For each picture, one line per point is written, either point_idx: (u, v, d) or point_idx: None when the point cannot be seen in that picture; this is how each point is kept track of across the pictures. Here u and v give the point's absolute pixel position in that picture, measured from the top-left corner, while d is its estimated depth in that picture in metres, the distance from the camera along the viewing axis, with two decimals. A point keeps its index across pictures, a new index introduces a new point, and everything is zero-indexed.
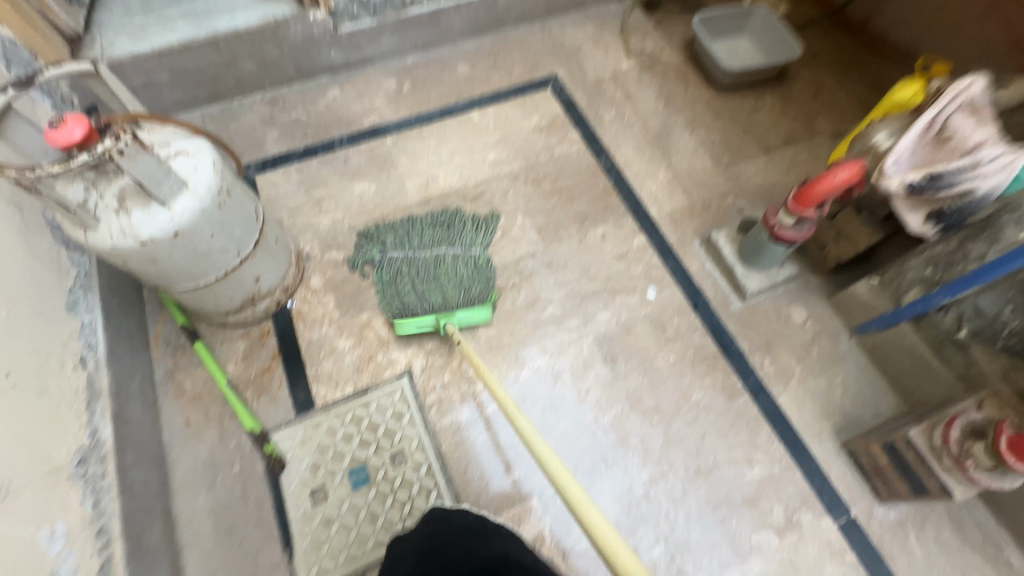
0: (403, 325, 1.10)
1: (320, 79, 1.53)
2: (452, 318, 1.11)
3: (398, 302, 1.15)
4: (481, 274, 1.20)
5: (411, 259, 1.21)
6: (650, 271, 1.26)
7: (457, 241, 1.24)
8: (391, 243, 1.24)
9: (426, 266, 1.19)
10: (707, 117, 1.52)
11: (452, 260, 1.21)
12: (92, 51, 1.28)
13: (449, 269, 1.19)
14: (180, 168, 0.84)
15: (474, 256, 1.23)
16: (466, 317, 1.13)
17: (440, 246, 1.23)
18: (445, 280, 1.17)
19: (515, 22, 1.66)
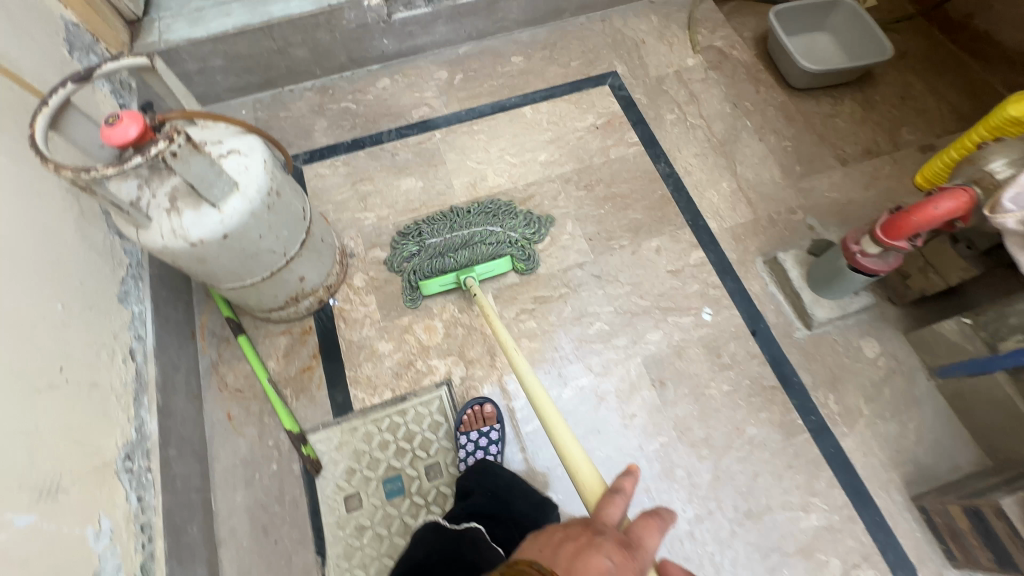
0: (428, 282, 1.12)
1: (371, 67, 1.49)
2: (473, 273, 1.13)
3: (426, 267, 1.17)
4: (514, 247, 1.19)
5: (448, 242, 1.20)
6: (706, 290, 1.18)
7: (499, 222, 1.22)
8: (429, 229, 1.22)
9: (461, 240, 1.20)
10: (779, 122, 1.40)
11: (488, 237, 1.20)
12: (149, 35, 1.28)
13: (482, 240, 1.19)
14: (232, 167, 0.81)
15: (511, 237, 1.21)
16: (487, 270, 1.14)
17: (479, 227, 1.22)
18: (476, 248, 1.18)
19: (575, 12, 1.57)
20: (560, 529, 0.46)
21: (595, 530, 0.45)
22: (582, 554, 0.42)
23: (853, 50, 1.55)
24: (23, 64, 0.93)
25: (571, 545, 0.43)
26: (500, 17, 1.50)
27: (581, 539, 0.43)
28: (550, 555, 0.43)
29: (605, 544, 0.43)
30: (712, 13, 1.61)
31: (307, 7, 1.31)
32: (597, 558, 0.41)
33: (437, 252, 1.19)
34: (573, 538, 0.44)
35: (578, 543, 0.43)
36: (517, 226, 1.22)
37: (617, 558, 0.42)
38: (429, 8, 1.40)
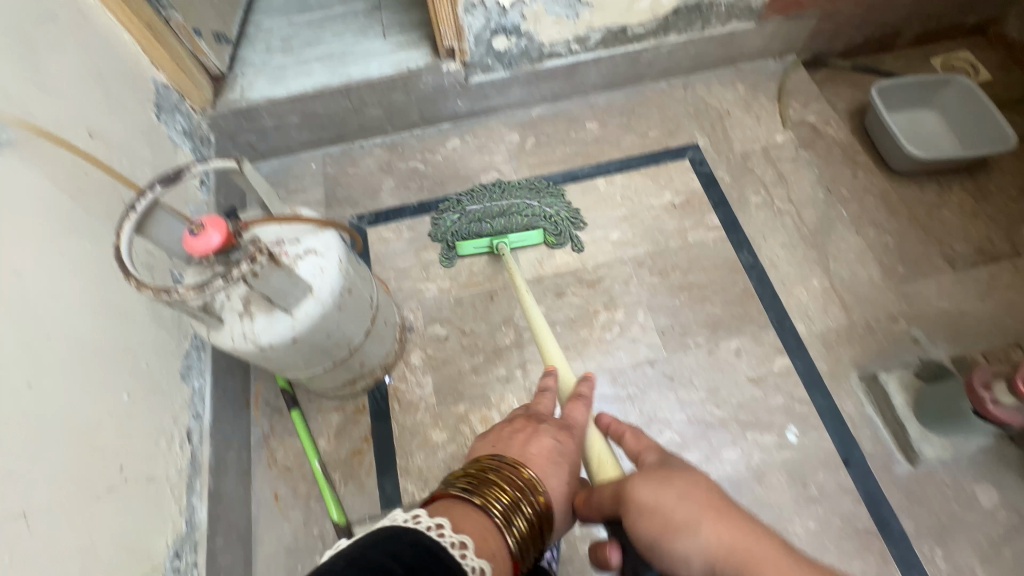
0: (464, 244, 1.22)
1: (442, 126, 1.46)
2: (506, 240, 1.22)
3: (463, 230, 1.25)
4: (547, 219, 1.25)
5: (486, 209, 1.26)
6: (792, 405, 1.07)
7: (537, 196, 1.28)
8: (469, 196, 1.29)
9: (498, 207, 1.26)
10: (879, 213, 1.28)
11: (525, 210, 1.25)
12: (232, 92, 1.29)
13: (519, 208, 1.25)
14: (308, 269, 0.78)
15: (546, 211, 1.26)
16: (519, 239, 1.22)
17: (518, 197, 1.28)
18: (511, 216, 1.24)
19: (656, 77, 1.49)
20: (506, 426, 0.67)
21: (539, 421, 0.67)
22: (532, 438, 0.64)
23: (962, 133, 1.41)
24: (115, 136, 0.94)
25: (522, 435, 0.64)
26: (578, 80, 1.44)
27: (527, 428, 0.65)
28: (505, 444, 0.63)
29: (548, 428, 0.65)
30: (806, 84, 1.50)
31: (386, 71, 1.30)
32: (541, 438, 0.64)
33: (474, 219, 1.25)
34: (519, 429, 0.65)
35: (526, 432, 0.65)
36: (555, 203, 1.27)
37: (556, 434, 0.65)
38: (507, 73, 1.36)
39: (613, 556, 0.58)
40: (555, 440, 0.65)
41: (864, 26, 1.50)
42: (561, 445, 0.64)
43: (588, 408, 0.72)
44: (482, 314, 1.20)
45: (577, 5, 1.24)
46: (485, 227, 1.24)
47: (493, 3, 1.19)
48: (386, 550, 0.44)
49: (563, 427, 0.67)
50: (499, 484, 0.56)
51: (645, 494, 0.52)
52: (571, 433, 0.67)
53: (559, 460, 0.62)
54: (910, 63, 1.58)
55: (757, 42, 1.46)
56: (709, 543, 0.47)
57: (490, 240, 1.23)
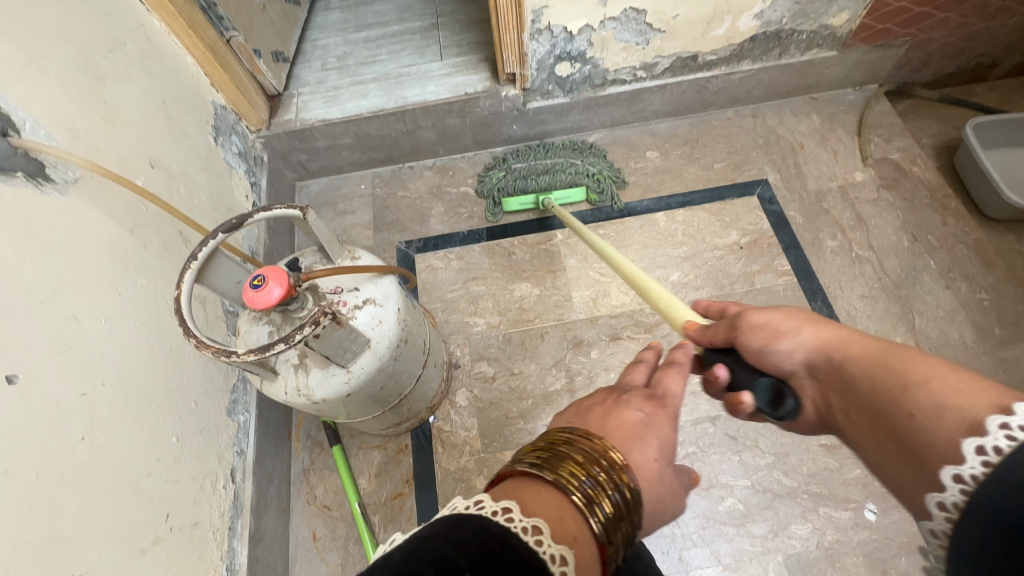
0: (510, 201, 1.29)
1: (494, 149, 1.41)
2: (551, 198, 1.28)
3: (510, 186, 1.32)
4: (589, 174, 1.32)
5: (531, 166, 1.34)
6: (870, 480, 0.97)
7: (581, 156, 1.34)
8: (514, 154, 1.36)
9: (543, 164, 1.34)
10: (973, 266, 1.16)
11: (569, 168, 1.32)
12: (286, 112, 1.28)
13: (562, 167, 1.33)
14: (365, 320, 0.73)
15: (589, 170, 1.32)
16: (563, 196, 1.30)
17: (562, 156, 1.35)
18: (555, 173, 1.32)
19: (723, 105, 1.40)
20: (584, 401, 0.54)
21: (620, 393, 0.54)
22: (612, 412, 0.51)
23: None
24: (175, 163, 0.93)
25: (599, 409, 0.52)
26: (640, 107, 1.36)
27: (607, 400, 0.53)
28: (583, 419, 0.51)
29: (631, 399, 0.52)
30: (889, 117, 1.38)
31: (443, 94, 1.26)
32: (625, 411, 0.51)
33: (520, 175, 1.33)
34: (598, 403, 0.52)
35: (606, 404, 0.52)
36: (598, 162, 1.33)
37: (641, 406, 0.52)
38: (567, 98, 1.30)
39: (721, 370, 0.56)
40: (641, 415, 0.51)
41: (958, 56, 1.37)
42: (649, 417, 0.50)
43: (684, 376, 0.57)
44: (532, 354, 1.14)
45: (649, 31, 1.16)
46: (530, 184, 1.32)
47: (560, 29, 1.12)
48: (450, 539, 0.35)
49: (652, 397, 0.53)
50: (575, 459, 0.44)
51: (756, 315, 0.58)
52: (663, 404, 0.53)
53: (645, 435, 0.49)
54: (1007, 97, 1.44)
55: (837, 72, 1.36)
56: (811, 340, 0.54)
57: (536, 197, 1.30)
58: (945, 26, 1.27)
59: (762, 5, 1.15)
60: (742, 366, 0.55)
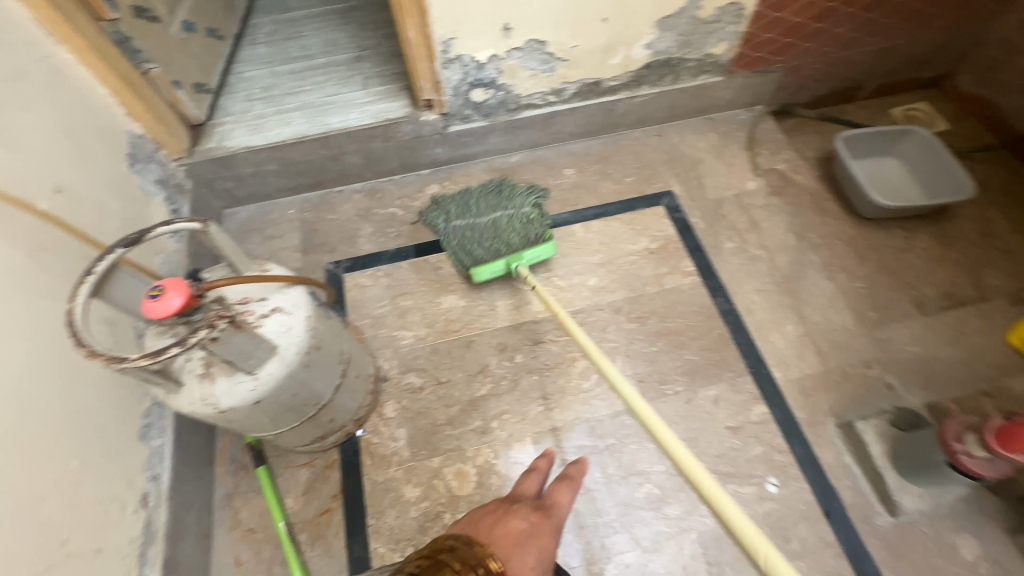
0: (480, 270, 1.19)
1: (421, 172, 1.48)
2: (523, 260, 1.19)
3: (470, 257, 1.26)
4: (539, 223, 1.30)
5: (473, 225, 1.31)
6: (771, 455, 1.05)
7: (509, 204, 1.33)
8: (454, 213, 1.34)
9: (487, 225, 1.30)
10: (849, 259, 1.31)
11: (509, 218, 1.31)
12: (209, 140, 1.30)
13: (508, 226, 1.30)
14: (273, 328, 0.76)
15: (525, 215, 1.32)
16: (534, 255, 1.20)
17: (496, 210, 1.33)
18: (510, 235, 1.27)
19: (631, 125, 1.54)
20: (480, 510, 0.66)
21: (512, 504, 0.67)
22: (502, 520, 0.63)
23: (923, 180, 1.47)
24: (83, 189, 0.93)
25: (491, 517, 0.64)
26: (555, 129, 1.47)
27: (498, 509, 0.65)
28: (476, 527, 0.63)
29: (520, 509, 0.65)
30: (774, 133, 1.55)
31: (366, 120, 1.32)
32: (513, 520, 0.63)
33: (470, 237, 1.29)
34: (493, 512, 0.65)
35: (498, 514, 0.65)
36: (524, 201, 1.35)
37: (528, 516, 0.64)
38: (485, 122, 1.39)
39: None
40: (526, 523, 0.64)
41: (827, 80, 1.57)
42: (531, 526, 0.63)
43: (572, 490, 0.72)
44: (458, 363, 1.18)
45: (552, 60, 1.27)
46: (492, 253, 1.25)
47: (470, 59, 1.21)
48: None
49: (538, 509, 0.67)
50: (452, 566, 0.51)
51: None
52: (547, 513, 0.66)
53: (526, 543, 0.61)
54: (871, 114, 1.65)
55: (727, 94, 1.52)
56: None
57: (506, 261, 1.20)
58: (811, 54, 1.46)
59: (650, 37, 1.29)
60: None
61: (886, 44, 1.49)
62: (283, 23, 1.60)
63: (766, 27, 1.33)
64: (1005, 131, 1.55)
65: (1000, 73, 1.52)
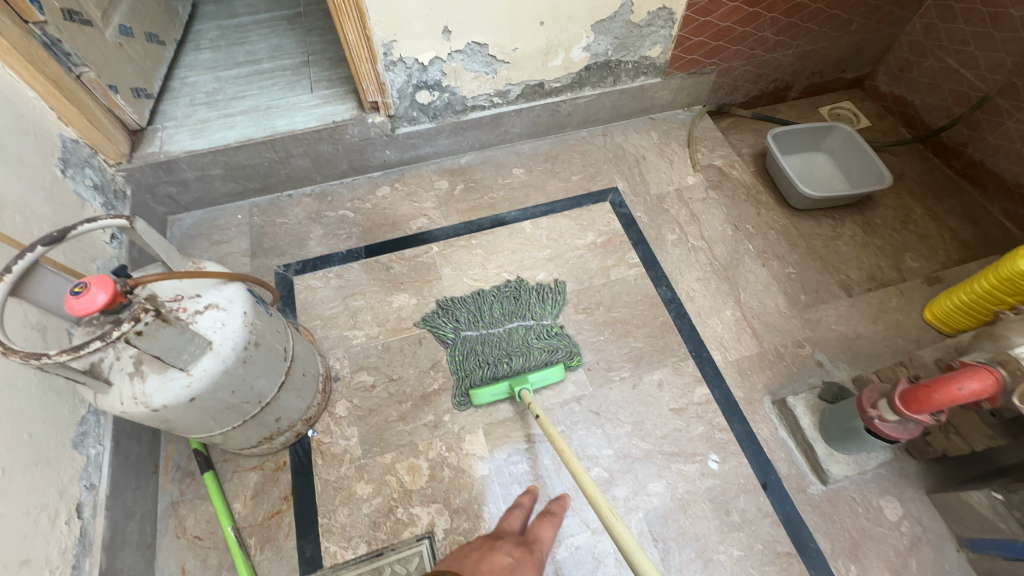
0: (479, 392, 1.08)
1: (372, 174, 1.49)
2: (527, 383, 1.08)
3: (472, 369, 1.14)
4: (556, 342, 1.19)
5: (484, 338, 1.19)
6: (712, 433, 1.10)
7: (528, 315, 1.23)
8: (463, 322, 1.22)
9: (499, 343, 1.18)
10: (782, 247, 1.39)
11: (524, 333, 1.20)
12: (150, 145, 1.28)
13: (523, 341, 1.19)
14: (207, 324, 0.75)
15: (546, 332, 1.20)
16: (540, 379, 1.10)
17: (511, 321, 1.22)
18: (522, 348, 1.16)
19: (577, 126, 1.59)
20: (465, 547, 0.63)
21: (496, 539, 0.64)
22: (487, 556, 0.60)
23: (848, 173, 1.57)
24: (7, 192, 0.91)
25: (476, 554, 0.60)
26: (503, 130, 1.51)
27: (484, 545, 0.62)
28: (461, 564, 0.59)
29: (504, 544, 0.62)
30: (712, 131, 1.64)
31: (312, 123, 1.33)
32: (498, 556, 0.60)
33: (479, 351, 1.17)
34: (477, 548, 0.61)
35: (483, 550, 0.61)
36: (544, 317, 1.23)
37: (512, 551, 0.61)
38: (433, 124, 1.41)
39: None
40: (511, 558, 0.61)
41: (758, 81, 1.67)
42: (516, 562, 0.60)
43: (555, 526, 0.69)
44: (411, 360, 1.19)
45: (494, 62, 1.31)
46: (496, 368, 1.14)
47: (412, 61, 1.24)
48: None
49: (522, 544, 0.64)
50: None
51: None
52: (530, 549, 0.64)
53: None
54: (800, 114, 1.77)
55: (665, 95, 1.59)
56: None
57: (509, 383, 1.09)
58: (740, 57, 1.55)
59: (587, 40, 1.34)
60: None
61: (808, 47, 1.60)
62: (228, 29, 1.59)
63: (696, 31, 1.41)
64: (918, 126, 1.68)
65: (910, 73, 1.65)
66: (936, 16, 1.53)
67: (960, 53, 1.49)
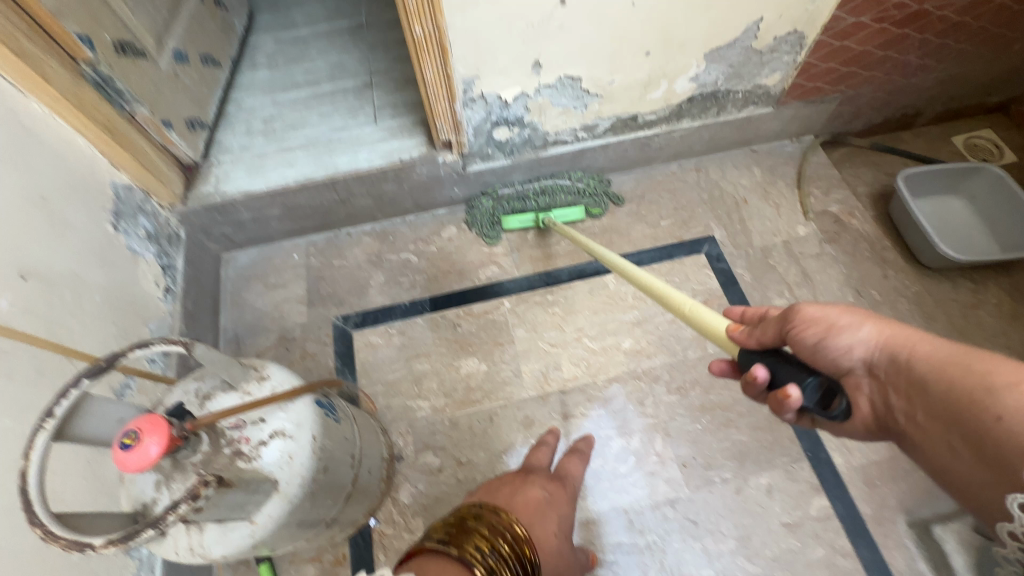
0: (509, 219, 1.27)
1: (437, 211, 1.35)
2: (550, 215, 1.27)
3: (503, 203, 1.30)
4: (585, 194, 1.31)
5: (520, 192, 1.30)
6: (834, 559, 0.94)
7: (564, 174, 1.32)
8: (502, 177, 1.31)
9: (534, 194, 1.30)
10: (915, 321, 1.18)
11: (559, 189, 1.30)
12: (205, 184, 1.18)
13: (555, 189, 1.30)
14: (271, 460, 0.64)
15: (580, 185, 1.31)
16: (563, 215, 1.28)
17: (548, 177, 1.31)
18: (551, 192, 1.29)
19: (666, 159, 1.39)
20: (498, 481, 0.74)
21: (528, 475, 0.76)
22: (519, 489, 0.71)
23: (994, 226, 1.31)
24: (55, 264, 0.82)
25: (508, 487, 0.72)
26: (584, 165, 1.33)
27: (515, 480, 0.74)
28: (496, 496, 0.70)
29: (536, 480, 0.74)
30: (826, 168, 1.40)
31: (377, 161, 1.19)
32: (530, 488, 0.72)
33: (512, 196, 1.30)
34: (510, 483, 0.72)
35: (516, 483, 0.73)
36: (583, 176, 1.31)
37: (544, 484, 0.74)
38: (509, 160, 1.25)
39: (760, 370, 0.54)
40: (543, 491, 0.73)
41: (886, 108, 1.41)
42: (548, 495, 0.72)
43: (581, 459, 0.86)
44: (480, 440, 1.07)
45: (586, 96, 1.13)
46: (526, 200, 1.29)
47: (494, 97, 1.08)
48: None
49: (551, 478, 0.77)
50: (481, 535, 0.58)
51: None
52: (562, 484, 0.77)
53: (547, 509, 0.69)
54: (932, 144, 1.49)
55: (774, 125, 1.37)
56: (861, 336, 0.56)
57: (535, 215, 1.28)
58: (872, 83, 1.30)
59: (696, 69, 1.14)
60: (784, 365, 0.53)
61: (956, 70, 1.33)
62: (285, 42, 1.46)
63: (827, 56, 1.18)
64: None
65: None
66: None
67: None
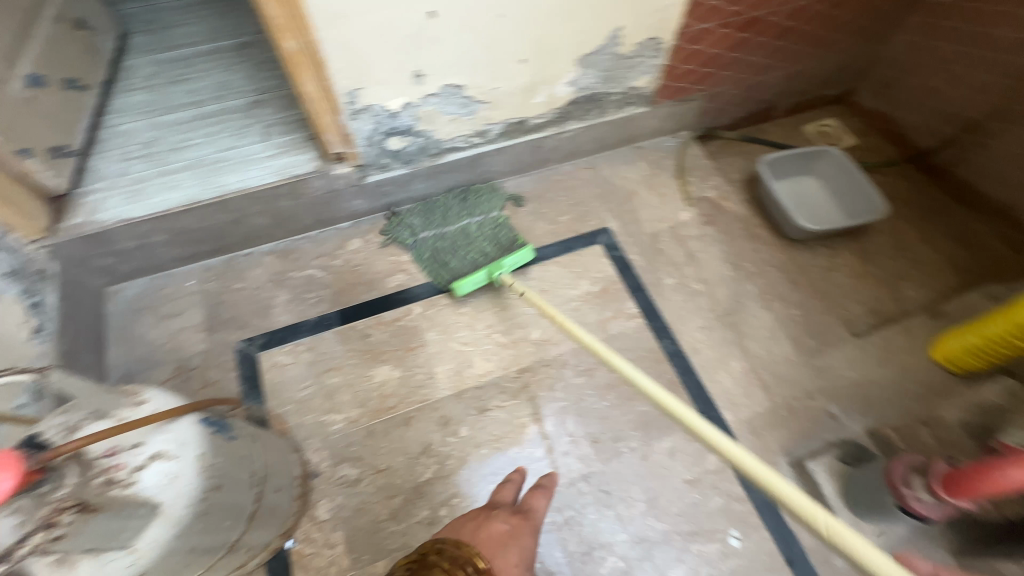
0: (461, 284, 1.20)
1: (340, 225, 1.35)
2: (503, 267, 1.22)
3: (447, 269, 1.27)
4: (507, 230, 1.34)
5: (440, 236, 1.33)
6: (730, 505, 1.04)
7: (477, 211, 1.36)
8: (419, 226, 1.34)
9: (455, 237, 1.32)
10: (783, 286, 1.33)
11: (476, 227, 1.34)
12: (77, 214, 1.10)
13: (478, 234, 1.33)
14: (151, 482, 0.61)
15: (494, 218, 1.36)
16: (514, 261, 1.24)
17: (463, 219, 1.35)
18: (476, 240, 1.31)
19: (561, 159, 1.48)
20: (460, 519, 0.74)
21: (491, 511, 0.76)
22: (483, 525, 0.72)
23: (842, 199, 1.51)
24: None
25: (473, 522, 0.72)
26: (482, 170, 1.38)
27: (479, 516, 0.74)
28: (460, 532, 0.70)
29: (500, 515, 0.74)
30: (701, 159, 1.56)
31: (268, 178, 1.17)
32: (494, 523, 0.72)
33: (435, 245, 1.31)
34: (474, 519, 0.73)
35: (479, 520, 0.73)
36: (493, 209, 1.37)
37: (508, 519, 0.74)
38: (406, 169, 1.27)
39: None
40: (507, 526, 0.73)
41: (745, 103, 1.59)
42: (512, 527, 0.72)
43: (547, 496, 0.81)
44: (398, 445, 1.07)
45: (472, 104, 1.19)
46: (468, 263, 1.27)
47: (381, 108, 1.10)
48: None
49: (517, 513, 0.76)
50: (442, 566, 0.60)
51: None
52: (524, 516, 0.75)
53: (510, 543, 0.69)
54: (788, 133, 1.70)
55: (652, 123, 1.50)
56: None
57: (487, 271, 1.22)
58: (729, 81, 1.47)
59: (572, 74, 1.24)
60: None
61: (796, 67, 1.53)
62: (163, 63, 1.40)
63: (686, 59, 1.32)
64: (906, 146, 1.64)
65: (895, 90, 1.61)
66: (921, 34, 1.48)
67: (947, 72, 1.46)
